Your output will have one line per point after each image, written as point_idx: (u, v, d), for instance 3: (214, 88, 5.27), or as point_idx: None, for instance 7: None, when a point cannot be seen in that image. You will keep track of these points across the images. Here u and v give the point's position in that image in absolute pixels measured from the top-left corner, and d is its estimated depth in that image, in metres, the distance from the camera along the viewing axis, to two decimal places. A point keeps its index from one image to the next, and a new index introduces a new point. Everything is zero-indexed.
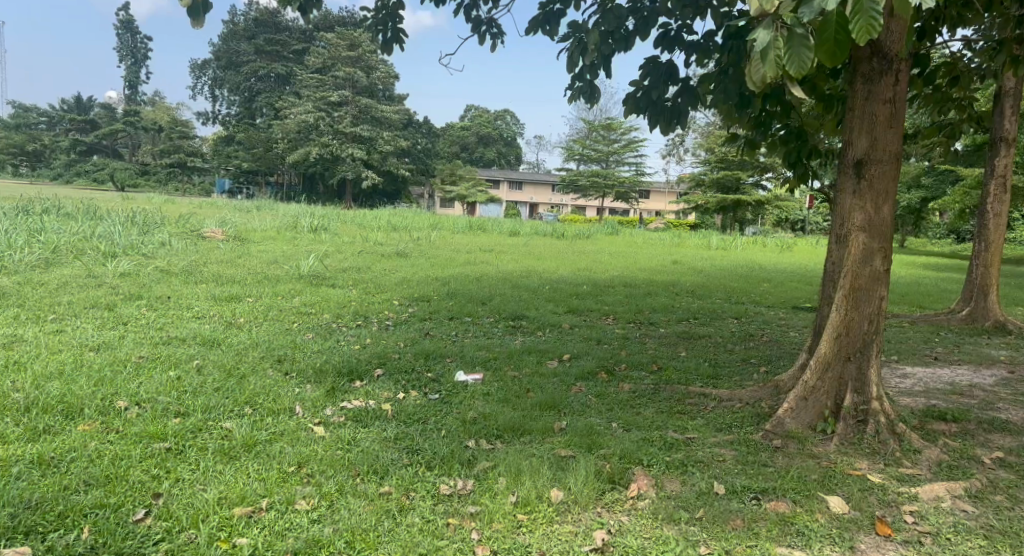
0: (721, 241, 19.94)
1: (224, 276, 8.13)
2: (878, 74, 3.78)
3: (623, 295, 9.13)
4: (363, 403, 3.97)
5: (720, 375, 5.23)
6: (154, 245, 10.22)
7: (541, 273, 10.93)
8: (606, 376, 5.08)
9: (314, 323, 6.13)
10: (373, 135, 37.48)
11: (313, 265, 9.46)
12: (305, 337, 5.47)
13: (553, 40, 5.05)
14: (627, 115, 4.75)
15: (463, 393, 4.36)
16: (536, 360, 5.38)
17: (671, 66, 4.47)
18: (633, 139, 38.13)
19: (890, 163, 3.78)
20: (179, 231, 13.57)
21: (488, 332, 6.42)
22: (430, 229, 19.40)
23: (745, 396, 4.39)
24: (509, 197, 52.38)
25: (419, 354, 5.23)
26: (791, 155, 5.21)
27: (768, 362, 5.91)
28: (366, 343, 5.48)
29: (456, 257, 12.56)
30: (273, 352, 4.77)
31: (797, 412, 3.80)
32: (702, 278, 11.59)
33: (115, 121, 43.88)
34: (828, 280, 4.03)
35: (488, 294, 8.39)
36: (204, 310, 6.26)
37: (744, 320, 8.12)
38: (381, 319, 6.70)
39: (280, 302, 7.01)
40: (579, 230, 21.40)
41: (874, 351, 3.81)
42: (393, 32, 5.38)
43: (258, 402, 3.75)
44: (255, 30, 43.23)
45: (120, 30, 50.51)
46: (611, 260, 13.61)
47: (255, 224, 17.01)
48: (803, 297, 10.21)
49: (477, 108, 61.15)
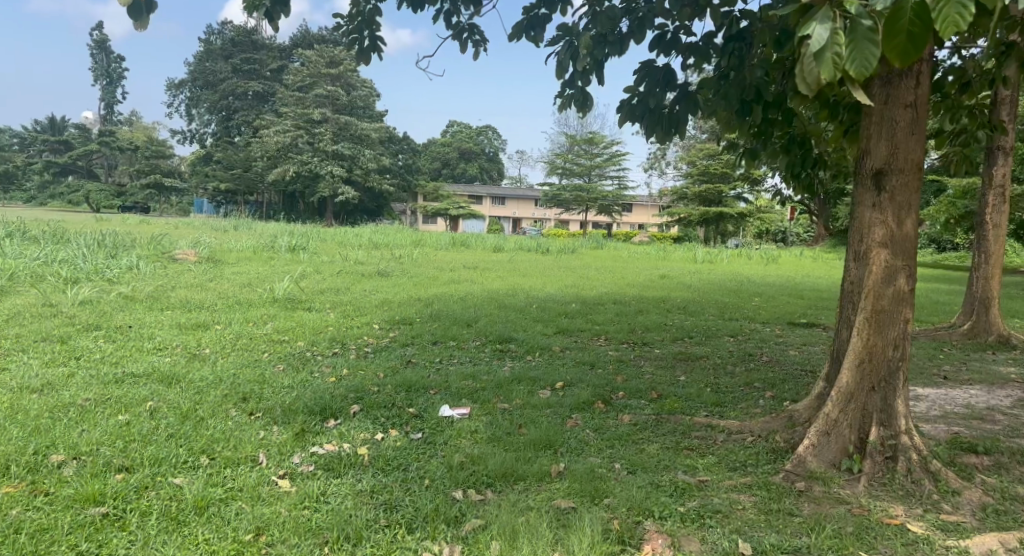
0: (707, 254, 19.71)
1: (191, 301, 7.67)
2: (897, 75, 3.46)
3: (613, 313, 8.76)
4: (336, 446, 3.55)
5: (726, 403, 4.86)
6: (120, 268, 9.73)
7: (527, 291, 10.55)
8: (604, 406, 4.69)
9: (286, 352, 5.69)
10: (353, 153, 37.12)
11: (288, 288, 9.02)
12: (275, 369, 5.03)
13: (539, 46, 4.70)
14: (622, 124, 4.40)
15: (448, 431, 3.94)
16: (526, 389, 4.98)
17: (668, 71, 4.14)
18: (614, 153, 38.03)
19: (912, 172, 3.46)
20: (151, 253, 13.06)
21: (474, 358, 6.02)
22: (413, 246, 19.00)
23: (756, 428, 4.03)
24: (491, 212, 52.11)
25: (399, 386, 4.80)
26: (794, 164, 4.90)
27: (773, 385, 5.55)
28: (342, 374, 5.05)
29: (439, 275, 12.15)
30: (238, 389, 4.34)
31: (818, 448, 3.45)
32: (693, 294, 11.25)
33: (89, 141, 43.11)
34: (847, 301, 3.69)
35: (473, 316, 7.99)
36: (167, 341, 5.81)
37: (741, 338, 7.77)
38: (359, 345, 6.28)
39: (251, 328, 6.56)
40: (564, 245, 21.11)
41: (899, 380, 3.47)
42: (369, 40, 5.00)
43: (216, 451, 3.33)
44: (233, 48, 42.80)
45: (94, 50, 49.87)
46: (598, 276, 13.25)
47: (231, 244, 16.53)
48: (798, 312, 9.90)
49: (458, 123, 60.95)
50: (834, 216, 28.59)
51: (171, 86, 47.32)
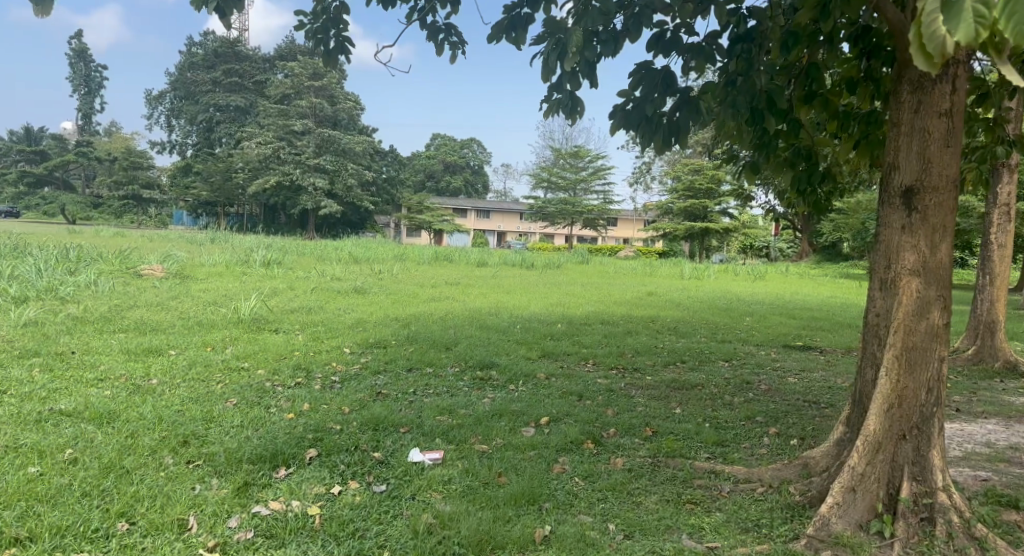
0: (693, 269, 19.33)
1: (148, 323, 7.11)
2: (931, 81, 3.05)
3: (601, 335, 8.29)
4: (283, 505, 3.04)
5: (727, 443, 4.41)
6: (77, 286, 9.15)
7: (510, 310, 10.05)
8: (595, 447, 4.20)
9: (244, 383, 5.15)
10: (336, 167, 36.61)
11: (256, 307, 8.47)
12: (227, 405, 4.49)
13: (521, 48, 4.23)
14: (615, 133, 3.95)
15: (418, 481, 3.43)
16: (507, 426, 4.48)
17: (668, 74, 3.70)
18: (600, 166, 37.76)
19: (949, 192, 3.04)
20: (115, 268, 12.40)
21: (451, 388, 5.51)
22: (394, 261, 18.43)
23: (766, 476, 3.60)
24: (475, 226, 51.61)
25: (365, 423, 4.29)
26: (800, 180, 4.44)
27: (776, 420, 5.10)
28: (302, 410, 4.51)
29: (418, 292, 11.61)
30: (179, 431, 3.80)
31: (843, 508, 3.02)
32: (683, 313, 10.82)
33: (66, 151, 42.27)
34: (872, 334, 3.28)
35: (452, 338, 7.47)
36: (112, 370, 5.25)
37: (736, 362, 7.31)
38: (327, 372, 5.77)
39: (208, 354, 6.02)
40: (548, 259, 20.71)
41: (935, 428, 3.05)
42: (336, 40, 4.39)
43: (138, 514, 2.82)
44: (215, 59, 42.21)
45: (74, 59, 48.95)
46: (584, 293, 12.80)
47: (204, 258, 15.89)
48: (793, 334, 9.46)
49: (442, 136, 60.56)
50: (819, 232, 28.44)
51: (150, 97, 46.61)
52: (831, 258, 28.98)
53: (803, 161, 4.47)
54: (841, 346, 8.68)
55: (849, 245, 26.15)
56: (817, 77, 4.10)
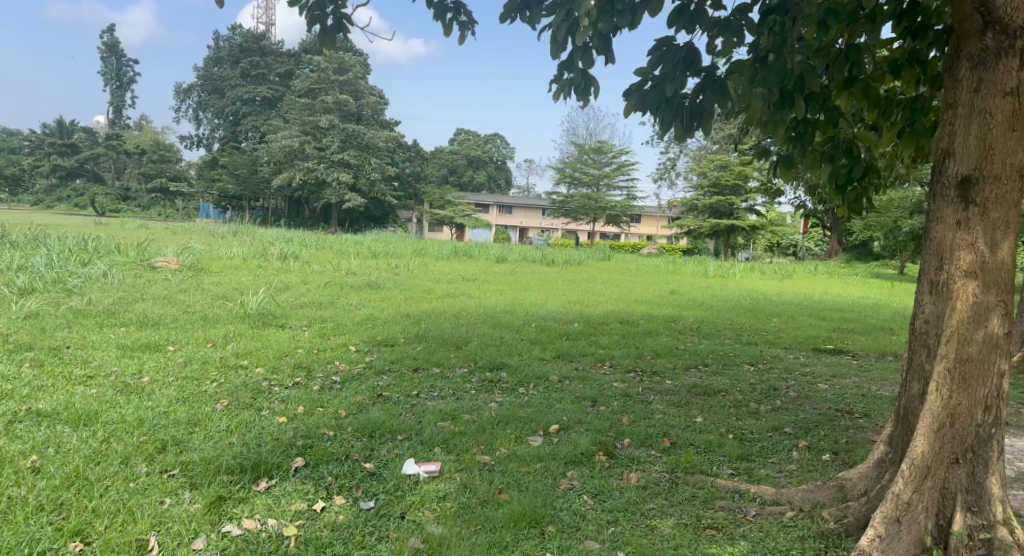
0: (718, 268, 18.83)
1: (151, 317, 6.89)
2: (995, 56, 2.69)
3: (620, 335, 7.94)
4: (258, 523, 2.78)
5: (753, 458, 4.09)
6: (87, 278, 8.99)
7: (526, 307, 9.72)
8: (607, 460, 3.87)
9: (239, 382, 4.88)
10: (359, 161, 36.53)
11: (264, 302, 8.23)
12: (216, 407, 4.22)
13: (533, 27, 3.89)
14: (632, 117, 3.60)
15: (409, 497, 3.14)
16: (513, 435, 4.16)
17: (690, 50, 3.35)
18: (624, 162, 37.23)
19: (1012, 182, 2.67)
20: (129, 260, 12.26)
21: (457, 391, 5.20)
22: (413, 256, 18.16)
23: (797, 499, 3.27)
24: (498, 221, 51.29)
25: (361, 429, 4.00)
26: (839, 175, 4.01)
27: (806, 432, 4.76)
28: (295, 413, 4.23)
29: (434, 288, 11.32)
30: (160, 436, 3.55)
31: (885, 542, 2.67)
32: (707, 313, 10.41)
33: (95, 144, 42.75)
34: (920, 344, 2.91)
35: (463, 337, 7.15)
36: (104, 366, 5.01)
37: (761, 367, 6.91)
38: (328, 371, 5.50)
39: (207, 351, 5.76)
40: (570, 256, 20.35)
41: (992, 452, 2.68)
42: (333, 17, 4.05)
43: (94, 533, 2.57)
44: (240, 53, 42.36)
45: (105, 53, 49.36)
46: (605, 291, 12.45)
47: (222, 251, 15.74)
48: (823, 337, 9.01)
49: (466, 131, 60.37)
50: (849, 230, 27.68)
51: (179, 90, 46.95)
52: (861, 257, 28.23)
53: (843, 155, 4.06)
54: (874, 350, 8.23)
55: (880, 244, 25.41)
56: (858, 60, 3.70)
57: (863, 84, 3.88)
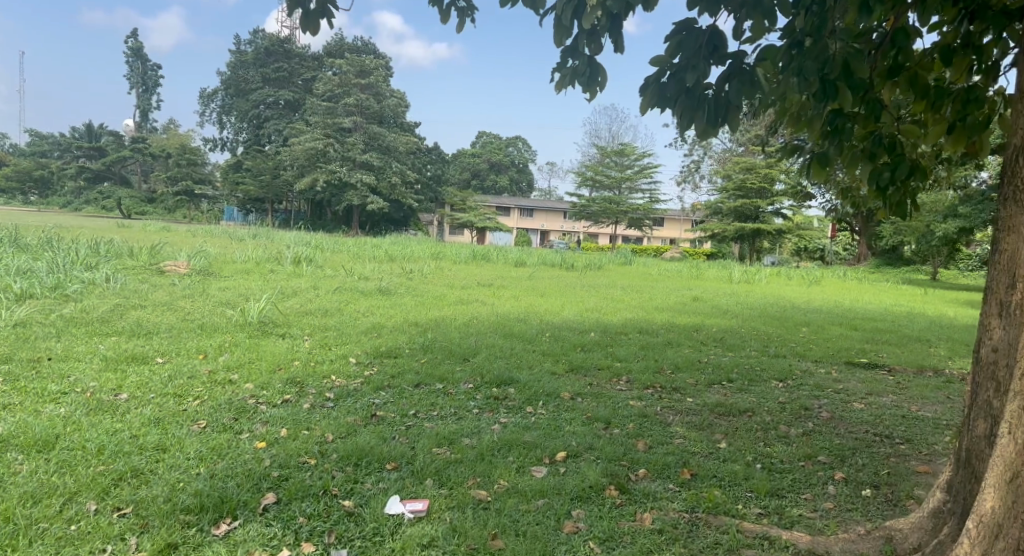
0: (743, 273, 18.25)
1: (145, 325, 6.57)
2: None
3: (639, 346, 7.48)
4: None
5: (783, 494, 3.67)
6: (88, 283, 8.72)
7: (541, 315, 9.29)
8: (619, 497, 3.46)
9: (223, 399, 4.54)
10: (382, 164, 36.55)
11: (266, 309, 7.88)
12: (191, 430, 3.87)
13: (535, 10, 3.50)
14: (645, 110, 3.20)
15: (389, 547, 2.80)
16: (514, 464, 3.76)
17: (712, 33, 2.93)
18: (647, 164, 36.62)
19: None
20: (138, 265, 12.00)
21: (458, 410, 4.80)
22: (430, 260, 17.78)
23: (836, 550, 2.86)
24: (519, 224, 50.88)
25: (346, 457, 3.63)
26: (880, 176, 3.55)
27: (842, 461, 4.31)
28: (277, 437, 3.86)
29: (447, 294, 10.94)
30: (123, 464, 3.22)
31: None
32: (732, 322, 9.91)
33: (121, 147, 43.07)
34: (989, 377, 2.52)
35: (471, 348, 6.75)
36: (81, 381, 4.69)
37: (791, 383, 6.42)
38: (322, 386, 5.13)
39: (195, 363, 5.42)
40: (591, 260, 19.87)
41: None
42: (317, 1, 3.67)
43: None
44: (266, 57, 42.43)
45: (131, 57, 49.72)
46: (625, 297, 11.98)
47: (236, 254, 15.53)
48: (855, 349, 8.48)
49: (488, 134, 60.14)
50: (879, 235, 26.87)
51: (204, 94, 47.26)
52: (891, 262, 27.38)
53: (885, 153, 3.58)
54: (912, 365, 7.70)
55: (912, 249, 24.58)
56: (905, 45, 3.25)
57: (909, 72, 3.42)
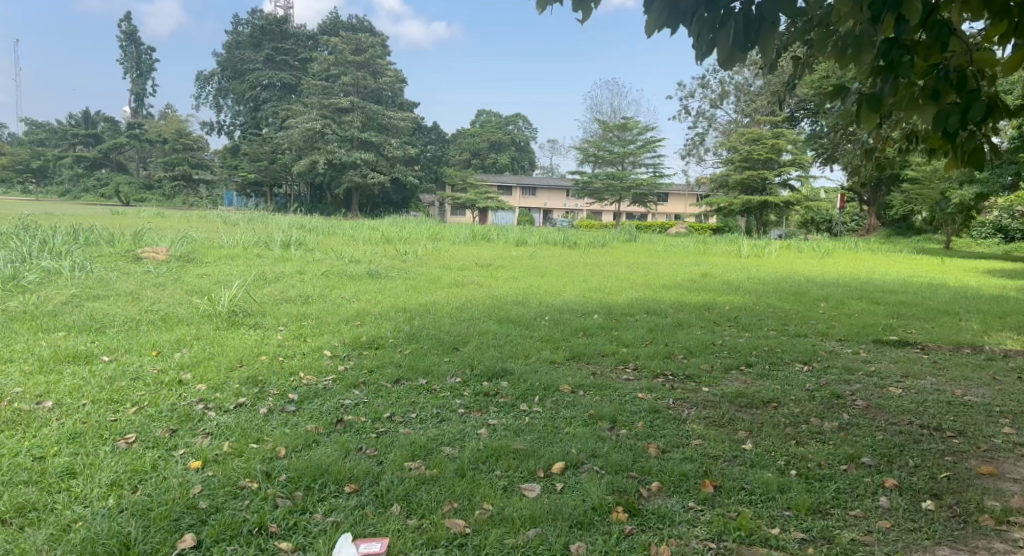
0: (752, 246, 17.52)
1: (97, 319, 5.91)
2: None
3: (646, 328, 6.81)
4: None
5: (828, 511, 3.02)
6: (49, 273, 8.04)
7: (540, 297, 8.63)
8: (629, 523, 2.81)
9: (165, 405, 3.90)
10: (381, 141, 35.63)
11: (239, 297, 7.21)
12: (114, 447, 3.23)
13: None
14: (657, 34, 2.54)
15: None
16: (501, 481, 3.12)
17: None
18: (651, 138, 35.68)
19: None
20: (116, 252, 11.29)
21: (441, 411, 4.14)
22: (428, 241, 17.00)
23: None
24: (521, 203, 50.01)
25: (298, 477, 2.98)
26: (946, 118, 2.85)
27: (890, 461, 3.66)
28: (217, 454, 3.22)
29: (441, 277, 10.24)
30: (6, 500, 2.64)
31: None
32: (745, 298, 9.22)
33: (117, 133, 42.20)
34: None
35: (460, 335, 6.10)
36: (3, 387, 4.07)
37: (817, 366, 5.76)
38: (287, 386, 4.48)
39: (143, 362, 4.78)
40: (595, 237, 19.12)
41: None
42: None
43: None
44: (261, 36, 41.35)
45: (124, 42, 48.71)
46: (629, 275, 11.31)
47: (222, 239, 14.77)
48: (880, 324, 7.80)
49: (487, 113, 59.17)
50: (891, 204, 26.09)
51: (198, 77, 46.31)
52: (902, 232, 26.63)
53: (951, 91, 2.88)
54: (946, 341, 7.02)
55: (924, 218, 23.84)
56: None
57: None
